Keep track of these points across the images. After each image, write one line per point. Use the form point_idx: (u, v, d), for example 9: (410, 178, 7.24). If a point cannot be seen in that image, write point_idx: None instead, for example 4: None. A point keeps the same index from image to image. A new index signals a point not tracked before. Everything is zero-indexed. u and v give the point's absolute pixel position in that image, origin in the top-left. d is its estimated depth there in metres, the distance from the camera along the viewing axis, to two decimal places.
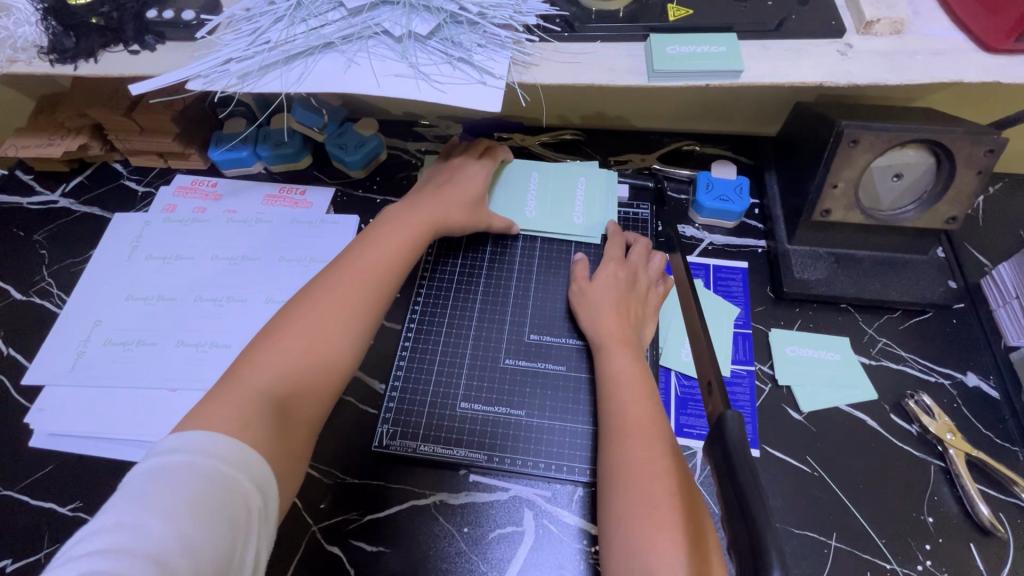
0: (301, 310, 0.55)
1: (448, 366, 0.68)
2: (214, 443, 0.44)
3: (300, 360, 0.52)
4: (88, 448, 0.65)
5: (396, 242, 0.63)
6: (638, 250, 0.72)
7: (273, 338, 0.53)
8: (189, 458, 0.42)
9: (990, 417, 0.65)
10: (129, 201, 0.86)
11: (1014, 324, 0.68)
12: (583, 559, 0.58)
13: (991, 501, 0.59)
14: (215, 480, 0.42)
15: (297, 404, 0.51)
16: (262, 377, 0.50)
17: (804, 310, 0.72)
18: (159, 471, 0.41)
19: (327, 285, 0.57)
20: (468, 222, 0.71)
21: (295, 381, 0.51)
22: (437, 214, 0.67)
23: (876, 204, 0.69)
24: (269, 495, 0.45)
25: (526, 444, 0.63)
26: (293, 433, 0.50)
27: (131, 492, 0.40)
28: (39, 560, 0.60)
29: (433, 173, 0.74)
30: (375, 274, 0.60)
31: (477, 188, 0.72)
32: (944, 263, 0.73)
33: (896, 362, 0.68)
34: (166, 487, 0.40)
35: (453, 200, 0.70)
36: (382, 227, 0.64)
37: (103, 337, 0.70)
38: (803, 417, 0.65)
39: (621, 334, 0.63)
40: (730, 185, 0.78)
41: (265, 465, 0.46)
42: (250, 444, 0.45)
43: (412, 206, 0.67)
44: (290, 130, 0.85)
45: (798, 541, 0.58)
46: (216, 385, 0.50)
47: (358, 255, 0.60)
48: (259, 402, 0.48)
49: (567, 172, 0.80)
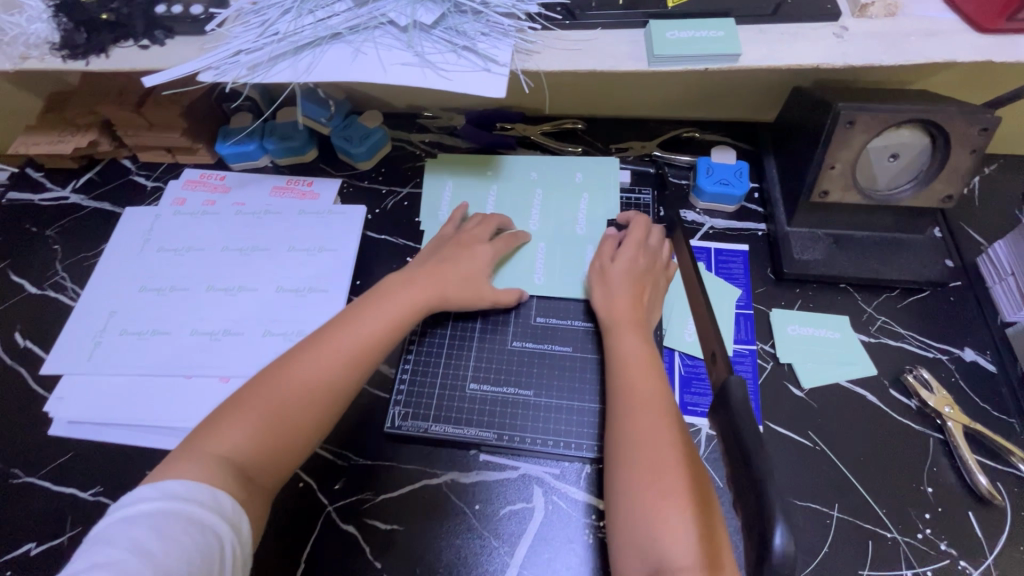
0: (277, 381, 0.56)
1: (458, 348, 0.69)
2: (186, 493, 0.48)
3: (264, 436, 0.54)
4: (107, 435, 0.66)
5: (381, 318, 0.62)
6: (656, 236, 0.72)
7: (240, 410, 0.54)
8: (163, 504, 0.47)
9: (987, 390, 0.66)
10: (139, 196, 0.87)
11: (1010, 299, 0.69)
12: (591, 533, 0.60)
13: (988, 471, 0.61)
14: (188, 520, 0.46)
15: (259, 473, 0.53)
16: (223, 443, 0.52)
17: (804, 290, 0.74)
18: (134, 516, 0.46)
19: (310, 353, 0.58)
20: (465, 300, 0.68)
21: (258, 455, 0.53)
22: (432, 293, 0.66)
23: (872, 183, 0.70)
24: (243, 530, 0.50)
25: (534, 422, 0.65)
26: (254, 501, 0.52)
27: (110, 535, 0.45)
28: (62, 543, 0.61)
29: (440, 246, 0.72)
30: (350, 354, 0.59)
31: (480, 267, 0.70)
32: (941, 243, 0.74)
33: (895, 339, 0.70)
34: (140, 529, 0.45)
35: (449, 278, 0.67)
36: (374, 298, 0.64)
37: (118, 327, 0.72)
38: (804, 394, 0.66)
39: (632, 316, 0.65)
40: (730, 169, 0.79)
41: (238, 513, 0.49)
42: (222, 498, 0.49)
43: (410, 279, 0.66)
44: (296, 124, 0.87)
45: (801, 513, 0.60)
46: (195, 438, 0.53)
47: (339, 331, 0.60)
48: (223, 470, 0.51)
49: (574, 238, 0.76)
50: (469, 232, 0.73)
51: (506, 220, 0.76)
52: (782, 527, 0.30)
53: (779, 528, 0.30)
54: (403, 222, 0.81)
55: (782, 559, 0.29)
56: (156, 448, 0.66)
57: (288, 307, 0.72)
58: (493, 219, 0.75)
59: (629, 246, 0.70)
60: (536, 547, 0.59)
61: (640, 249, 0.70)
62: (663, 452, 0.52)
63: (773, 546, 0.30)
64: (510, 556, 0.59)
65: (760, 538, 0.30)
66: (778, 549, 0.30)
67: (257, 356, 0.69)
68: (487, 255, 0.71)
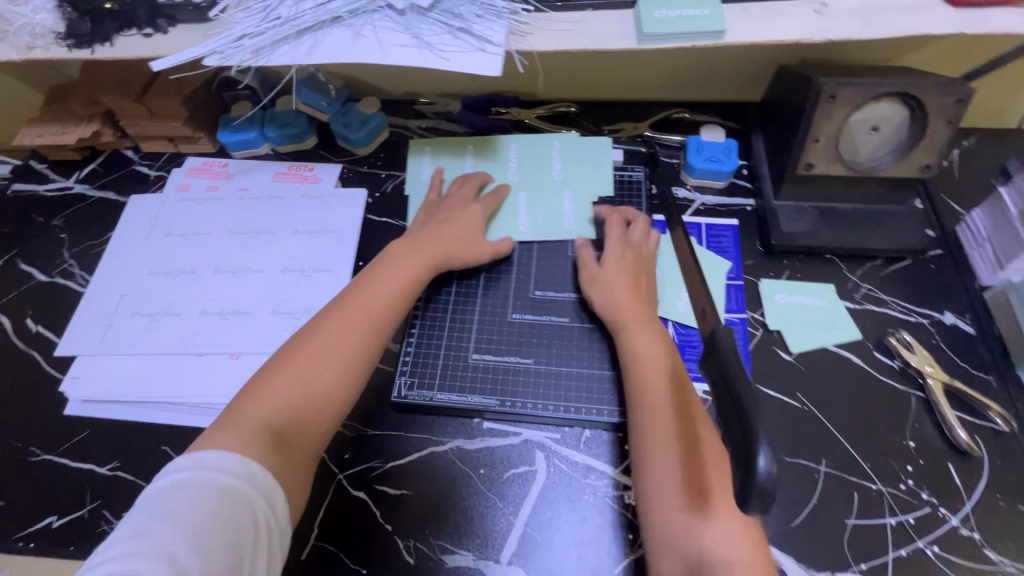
0: (304, 347, 0.59)
1: (460, 321, 0.72)
2: (221, 464, 0.49)
3: (297, 399, 0.56)
4: (122, 413, 0.69)
5: (395, 283, 0.65)
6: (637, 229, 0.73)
7: (270, 378, 0.57)
8: (198, 474, 0.48)
9: (966, 350, 0.69)
10: (142, 185, 0.89)
11: (986, 263, 0.73)
12: (592, 493, 0.62)
13: (966, 425, 0.64)
14: (220, 491, 0.48)
15: (295, 438, 0.55)
16: (258, 410, 0.54)
17: (792, 261, 0.76)
18: (170, 488, 0.47)
19: (328, 319, 0.61)
20: (466, 253, 0.72)
21: (292, 418, 0.55)
22: (434, 253, 0.69)
23: (855, 156, 0.73)
24: (277, 502, 0.51)
25: (536, 389, 0.67)
26: (292, 467, 0.53)
27: (147, 507, 0.46)
28: (83, 515, 0.64)
29: (431, 212, 0.75)
30: (370, 318, 0.62)
31: (471, 225, 0.74)
32: (922, 213, 0.77)
33: (879, 305, 0.73)
34: (175, 500, 0.46)
35: (450, 236, 0.71)
36: (382, 266, 0.67)
37: (128, 310, 0.74)
38: (792, 358, 0.69)
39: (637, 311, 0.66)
40: (719, 147, 0.82)
41: (273, 481, 0.51)
42: (257, 466, 0.50)
43: (414, 245, 0.70)
44: (295, 111, 0.89)
45: (790, 468, 0.63)
46: (226, 414, 0.55)
47: (357, 294, 0.64)
48: (259, 435, 0.52)
49: (551, 184, 0.80)
50: (455, 193, 0.77)
51: (486, 175, 0.79)
52: (764, 453, 0.33)
53: (763, 452, 0.32)
54: (403, 204, 0.84)
55: (767, 480, 0.32)
56: (171, 424, 0.68)
57: (294, 287, 0.74)
58: (472, 176, 0.79)
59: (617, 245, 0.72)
60: (539, 506, 0.62)
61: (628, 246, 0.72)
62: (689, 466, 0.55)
63: (758, 470, 0.32)
64: (514, 517, 0.62)
65: (745, 463, 0.33)
66: (762, 471, 0.32)
67: (265, 334, 0.71)
68: (477, 216, 0.75)
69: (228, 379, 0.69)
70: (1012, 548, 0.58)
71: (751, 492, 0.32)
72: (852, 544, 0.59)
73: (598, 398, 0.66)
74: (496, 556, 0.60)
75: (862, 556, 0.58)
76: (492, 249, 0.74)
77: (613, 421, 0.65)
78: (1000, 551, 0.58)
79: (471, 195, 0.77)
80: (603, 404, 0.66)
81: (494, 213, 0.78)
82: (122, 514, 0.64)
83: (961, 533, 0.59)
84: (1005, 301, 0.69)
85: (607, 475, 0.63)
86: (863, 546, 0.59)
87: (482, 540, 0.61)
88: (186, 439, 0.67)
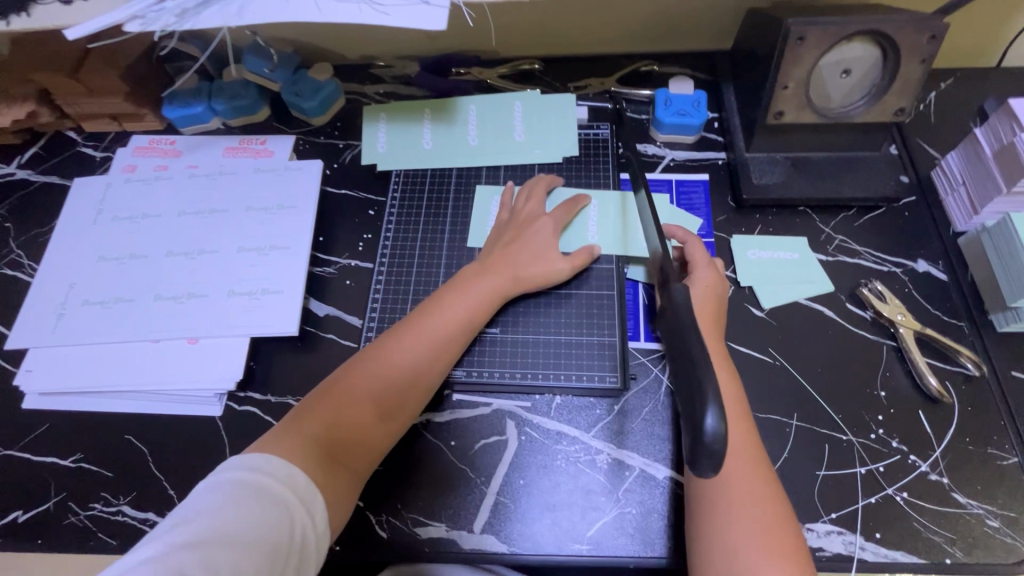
0: (369, 363, 0.59)
1: (423, 292, 0.71)
2: (269, 470, 0.49)
3: (352, 419, 0.56)
4: (82, 403, 0.67)
5: (459, 311, 0.63)
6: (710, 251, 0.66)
7: (331, 393, 0.57)
8: (248, 477, 0.48)
9: (939, 298, 0.68)
10: (88, 167, 0.84)
11: (961, 209, 0.71)
12: (565, 459, 0.62)
13: (937, 372, 0.64)
14: (268, 497, 0.47)
15: (344, 458, 0.55)
16: (315, 423, 0.55)
17: (764, 215, 0.74)
18: (217, 486, 0.47)
19: (396, 340, 0.61)
20: (538, 278, 0.67)
21: (343, 443, 0.55)
22: (504, 280, 0.66)
23: (826, 102, 0.70)
24: (318, 512, 0.50)
25: (507, 359, 0.66)
26: (336, 486, 0.53)
27: (193, 502, 0.46)
28: (49, 508, 0.63)
29: (501, 232, 0.70)
30: (429, 349, 0.61)
31: (543, 242, 0.68)
32: (897, 159, 0.75)
33: (851, 256, 0.71)
34: (224, 498, 0.46)
35: (523, 256, 0.67)
36: (448, 292, 0.65)
37: (80, 298, 0.71)
38: (764, 314, 0.68)
39: (715, 345, 0.59)
40: (688, 99, 0.79)
41: (317, 494, 0.50)
42: (299, 474, 0.50)
43: (481, 272, 0.66)
44: (244, 81, 0.84)
45: (761, 424, 0.62)
46: (289, 418, 0.56)
47: (422, 321, 0.62)
48: (312, 450, 0.52)
49: (597, 193, 0.75)
50: (524, 208, 0.71)
51: (555, 178, 0.74)
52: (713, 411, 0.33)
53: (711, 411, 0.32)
54: (362, 174, 0.80)
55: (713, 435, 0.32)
56: (132, 412, 0.67)
57: (252, 266, 0.72)
58: (539, 183, 0.73)
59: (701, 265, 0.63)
60: (511, 475, 0.62)
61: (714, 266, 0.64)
62: (754, 511, 0.50)
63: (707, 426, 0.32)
64: (487, 486, 0.61)
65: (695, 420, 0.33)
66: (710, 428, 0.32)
67: (223, 317, 0.69)
68: (546, 229, 0.69)
69: (188, 364, 0.67)
70: (980, 491, 0.58)
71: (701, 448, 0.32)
72: (822, 495, 0.59)
73: (567, 364, 0.66)
74: (469, 526, 0.60)
75: (833, 506, 0.58)
76: (567, 263, 0.67)
77: (582, 386, 0.64)
78: (967, 494, 0.58)
79: (540, 212, 0.71)
80: (572, 370, 0.65)
81: (568, 223, 0.72)
82: (88, 504, 0.63)
83: (930, 478, 0.59)
84: (978, 245, 0.68)
85: (579, 441, 0.63)
86: (834, 497, 0.59)
87: (454, 511, 0.60)
88: (150, 427, 0.66)
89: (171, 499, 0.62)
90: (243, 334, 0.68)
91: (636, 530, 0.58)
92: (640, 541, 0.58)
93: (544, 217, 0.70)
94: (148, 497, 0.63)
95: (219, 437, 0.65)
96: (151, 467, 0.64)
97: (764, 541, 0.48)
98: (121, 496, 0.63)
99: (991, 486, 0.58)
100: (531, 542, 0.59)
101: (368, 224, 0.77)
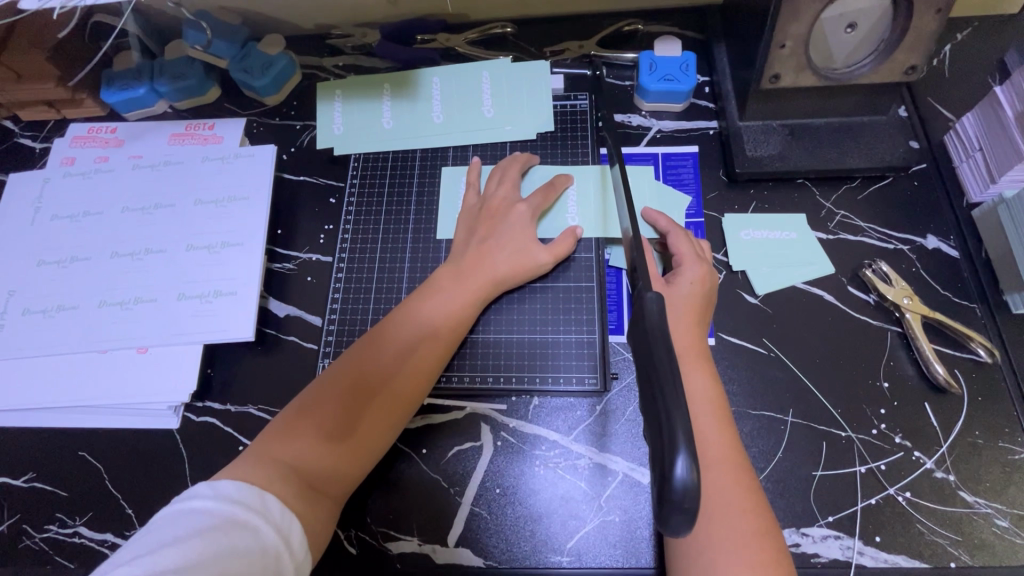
0: (344, 378, 0.55)
1: (386, 289, 0.66)
2: (238, 496, 0.44)
3: (328, 440, 0.51)
4: (32, 420, 0.63)
5: (439, 317, 0.58)
6: (695, 241, 0.60)
7: (303, 414, 0.52)
8: (217, 505, 0.42)
9: (949, 277, 0.63)
10: (25, 160, 0.77)
11: (976, 178, 0.65)
12: (544, 465, 0.58)
13: (945, 359, 0.59)
14: (240, 525, 0.42)
15: (322, 485, 0.50)
16: (288, 449, 0.50)
17: (759, 190, 0.68)
18: (182, 514, 0.42)
19: (371, 351, 0.56)
20: (522, 273, 0.61)
21: (320, 467, 0.50)
22: (487, 278, 0.60)
23: (828, 62, 0.62)
24: (294, 543, 0.44)
25: (481, 361, 0.62)
26: (315, 516, 0.48)
27: (155, 532, 0.41)
28: (3, 531, 0.60)
29: (473, 223, 0.64)
30: (406, 360, 0.56)
31: (523, 235, 0.62)
32: (907, 123, 0.68)
33: (854, 234, 0.65)
34: (185, 529, 0.40)
35: (504, 250, 0.62)
36: (424, 297, 0.60)
37: (21, 307, 0.66)
38: (758, 300, 0.63)
39: (698, 344, 0.55)
40: (675, 62, 0.71)
41: (292, 523, 0.45)
42: (272, 502, 0.45)
43: (459, 272, 0.61)
44: (188, 59, 0.76)
45: (755, 422, 0.58)
46: (257, 444, 0.51)
47: (397, 330, 0.57)
48: (286, 477, 0.48)
49: (577, 168, 0.68)
50: (496, 195, 0.65)
51: (531, 157, 0.68)
52: (683, 458, 0.33)
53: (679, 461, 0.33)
54: (320, 159, 0.73)
55: (683, 488, 0.33)
56: (85, 427, 0.63)
57: (203, 266, 0.66)
58: (514, 164, 0.67)
59: (688, 260, 0.58)
60: (486, 484, 0.58)
61: (702, 260, 0.59)
62: (733, 520, 0.46)
63: (675, 476, 0.33)
64: (461, 497, 0.57)
65: (662, 468, 0.34)
66: (680, 479, 0.33)
67: (174, 322, 0.64)
68: (525, 220, 0.63)
69: (139, 374, 0.63)
70: (988, 488, 0.54)
71: (668, 499, 0.33)
72: (819, 497, 0.55)
73: (543, 365, 0.61)
74: (443, 539, 0.56)
75: (830, 508, 0.54)
76: (550, 256, 0.62)
77: (560, 387, 0.60)
78: (976, 493, 0.54)
79: (514, 196, 0.65)
80: (548, 372, 0.61)
81: (548, 209, 0.65)
82: (44, 526, 0.59)
83: (935, 476, 0.55)
84: (994, 218, 0.62)
85: (559, 445, 0.59)
86: (831, 499, 0.55)
87: (426, 524, 0.57)
88: (104, 442, 0.62)
89: (130, 518, 0.59)
90: (196, 341, 0.63)
91: (618, 540, 0.55)
92: (622, 551, 0.54)
93: (520, 202, 0.64)
94: (105, 517, 0.59)
95: (177, 451, 0.61)
96: (107, 486, 0.60)
97: (744, 549, 0.45)
98: (77, 517, 0.60)
99: (1000, 483, 0.54)
100: (508, 554, 0.55)
101: (329, 214, 0.71)
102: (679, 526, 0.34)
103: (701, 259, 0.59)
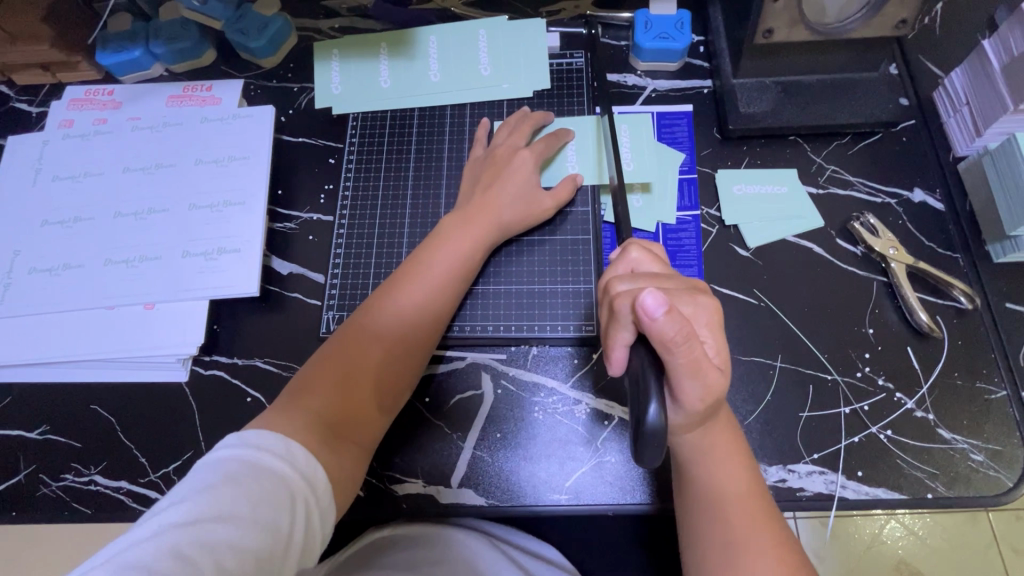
0: (360, 334, 0.55)
1: (387, 245, 0.67)
2: (266, 444, 0.45)
3: (353, 392, 0.53)
4: (44, 374, 0.64)
5: (450, 265, 0.59)
6: (712, 338, 0.46)
7: (328, 364, 0.54)
8: (244, 453, 0.44)
9: (935, 228, 0.64)
10: (24, 124, 0.77)
11: (964, 132, 0.66)
12: (542, 412, 0.60)
13: (928, 306, 0.61)
14: (269, 474, 0.43)
15: (354, 435, 0.52)
16: (317, 400, 0.51)
17: (752, 147, 0.69)
18: (212, 463, 0.43)
19: (382, 305, 0.57)
20: (527, 221, 0.63)
21: (345, 416, 0.52)
22: (490, 226, 0.62)
23: (821, 16, 0.62)
24: (322, 489, 0.46)
25: (476, 310, 0.64)
26: (343, 462, 0.50)
27: (191, 478, 0.42)
28: (20, 480, 0.62)
29: (477, 172, 0.65)
30: (423, 311, 0.57)
31: (527, 179, 0.64)
32: (897, 80, 0.69)
33: (844, 188, 0.67)
34: (216, 477, 0.42)
35: (507, 196, 0.62)
36: (436, 246, 0.60)
37: (26, 266, 0.67)
38: (749, 253, 0.65)
39: (718, 323, 0.47)
40: (671, 20, 0.71)
41: (320, 472, 0.47)
42: (299, 450, 0.46)
43: (462, 218, 0.62)
44: (184, 20, 0.76)
45: (745, 367, 0.60)
46: (280, 400, 0.51)
47: (411, 280, 0.58)
48: (314, 425, 0.49)
49: (575, 120, 0.69)
50: (503, 145, 0.66)
51: (548, 114, 0.68)
52: (656, 403, 0.41)
53: (653, 405, 0.40)
54: (319, 119, 0.74)
55: (653, 427, 0.40)
56: (96, 381, 0.64)
57: (206, 224, 0.67)
58: (528, 120, 0.67)
59: (691, 371, 0.43)
60: (487, 428, 0.60)
61: (717, 366, 0.46)
62: (733, 477, 0.48)
63: (648, 419, 0.40)
64: (463, 441, 0.60)
65: (639, 413, 0.41)
66: (652, 420, 0.40)
67: (179, 279, 0.65)
68: (528, 165, 0.64)
69: (147, 329, 0.64)
70: (966, 426, 0.57)
71: (643, 437, 0.40)
72: (804, 436, 0.58)
73: (542, 315, 0.63)
74: (447, 481, 0.59)
75: (815, 447, 0.57)
76: (552, 201, 0.64)
77: (557, 336, 0.62)
78: (953, 430, 0.57)
79: (521, 144, 0.66)
80: (545, 321, 0.63)
81: (549, 159, 0.67)
82: (60, 475, 0.62)
83: (916, 415, 0.58)
84: (979, 171, 0.64)
85: (556, 392, 0.61)
86: (817, 438, 0.57)
87: (430, 467, 0.59)
88: (114, 396, 0.64)
89: (143, 467, 0.61)
90: (201, 298, 0.65)
91: (614, 478, 0.57)
92: (618, 489, 0.57)
93: (525, 149, 0.65)
94: (119, 465, 0.61)
95: (186, 403, 0.63)
96: (119, 436, 0.62)
97: (755, 528, 0.46)
98: (91, 466, 0.62)
99: (977, 421, 0.57)
100: (508, 495, 0.58)
101: (329, 173, 0.72)
102: (653, 459, 0.41)
103: (716, 368, 0.45)
